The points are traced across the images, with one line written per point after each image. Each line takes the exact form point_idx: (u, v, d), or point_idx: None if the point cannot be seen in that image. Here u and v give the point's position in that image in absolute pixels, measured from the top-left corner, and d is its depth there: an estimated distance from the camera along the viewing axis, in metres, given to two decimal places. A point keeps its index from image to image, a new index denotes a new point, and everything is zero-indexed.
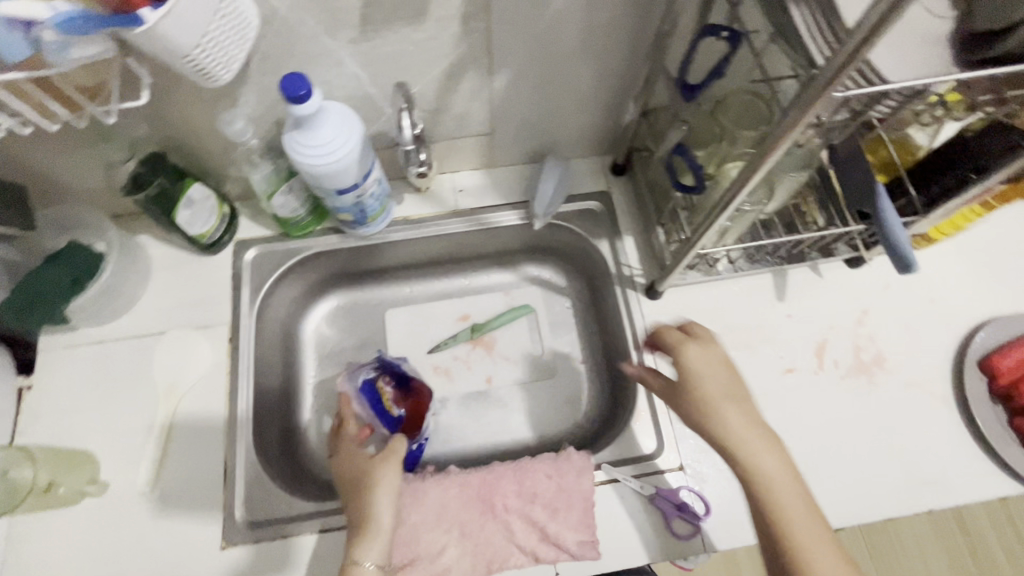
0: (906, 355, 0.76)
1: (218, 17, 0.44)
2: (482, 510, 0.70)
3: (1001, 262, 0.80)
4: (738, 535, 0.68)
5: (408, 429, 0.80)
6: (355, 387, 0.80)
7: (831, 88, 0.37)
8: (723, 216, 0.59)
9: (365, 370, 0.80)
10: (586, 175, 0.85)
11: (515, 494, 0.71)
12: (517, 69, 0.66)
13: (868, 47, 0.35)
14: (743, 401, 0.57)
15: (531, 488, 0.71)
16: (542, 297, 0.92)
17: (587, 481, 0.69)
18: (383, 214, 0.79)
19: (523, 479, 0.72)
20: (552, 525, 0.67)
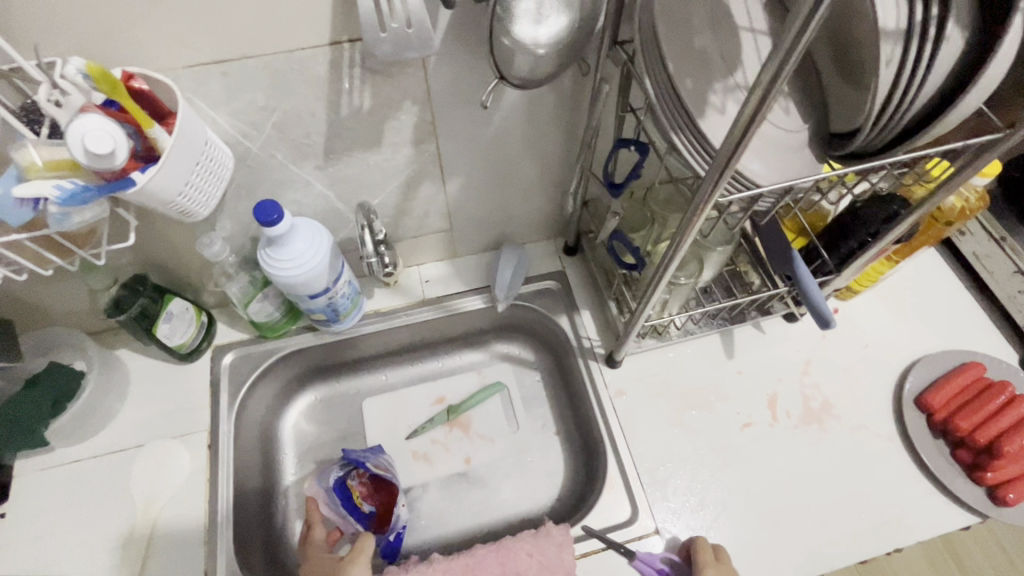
0: (850, 400, 0.81)
1: (197, 167, 0.50)
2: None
3: (921, 305, 0.89)
4: None
5: (380, 523, 0.83)
6: (326, 487, 0.83)
7: (713, 195, 0.44)
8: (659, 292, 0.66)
9: (335, 470, 0.83)
10: (542, 258, 0.93)
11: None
12: (467, 176, 0.75)
13: (735, 164, 0.42)
14: None
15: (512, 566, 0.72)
16: (513, 374, 0.97)
17: (568, 555, 0.70)
18: (354, 309, 0.84)
19: (505, 559, 0.73)
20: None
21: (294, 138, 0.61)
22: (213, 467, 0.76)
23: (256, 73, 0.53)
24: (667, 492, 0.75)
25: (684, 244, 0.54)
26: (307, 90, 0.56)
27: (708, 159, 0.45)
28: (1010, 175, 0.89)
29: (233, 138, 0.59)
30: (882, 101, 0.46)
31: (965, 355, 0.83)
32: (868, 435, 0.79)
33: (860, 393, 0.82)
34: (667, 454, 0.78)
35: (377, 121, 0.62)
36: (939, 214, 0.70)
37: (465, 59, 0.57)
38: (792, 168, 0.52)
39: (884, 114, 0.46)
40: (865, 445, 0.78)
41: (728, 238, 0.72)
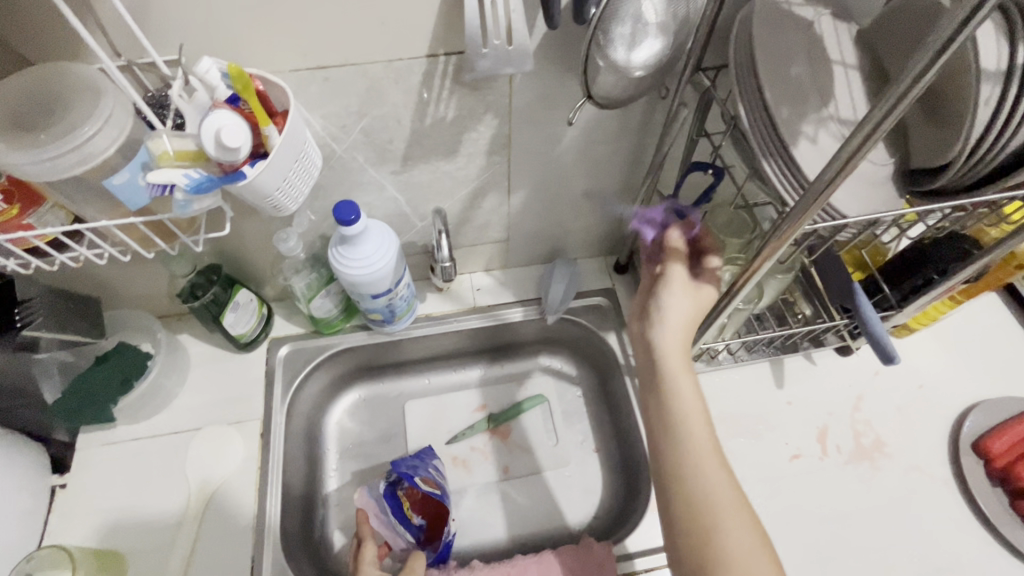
0: (903, 440, 0.80)
1: (295, 165, 0.53)
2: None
3: (980, 350, 0.87)
4: None
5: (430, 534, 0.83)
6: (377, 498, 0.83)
7: (801, 224, 0.45)
8: (722, 316, 0.67)
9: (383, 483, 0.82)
10: (593, 274, 0.94)
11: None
12: (532, 189, 0.77)
13: (828, 195, 0.42)
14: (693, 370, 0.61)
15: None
16: (555, 388, 0.97)
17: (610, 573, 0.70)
18: (409, 312, 0.86)
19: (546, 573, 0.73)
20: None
21: (378, 143, 0.63)
22: (265, 456, 0.78)
23: (355, 80, 0.55)
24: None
25: (760, 270, 0.54)
26: (397, 99, 0.58)
27: (799, 187, 0.45)
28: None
29: (322, 140, 0.62)
30: (978, 135, 0.46)
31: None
32: (923, 478, 0.77)
33: (914, 434, 0.80)
34: None
35: (457, 131, 0.64)
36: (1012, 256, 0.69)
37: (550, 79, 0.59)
38: (871, 204, 0.53)
39: (979, 151, 0.47)
40: (918, 489, 0.76)
41: (790, 266, 0.72)
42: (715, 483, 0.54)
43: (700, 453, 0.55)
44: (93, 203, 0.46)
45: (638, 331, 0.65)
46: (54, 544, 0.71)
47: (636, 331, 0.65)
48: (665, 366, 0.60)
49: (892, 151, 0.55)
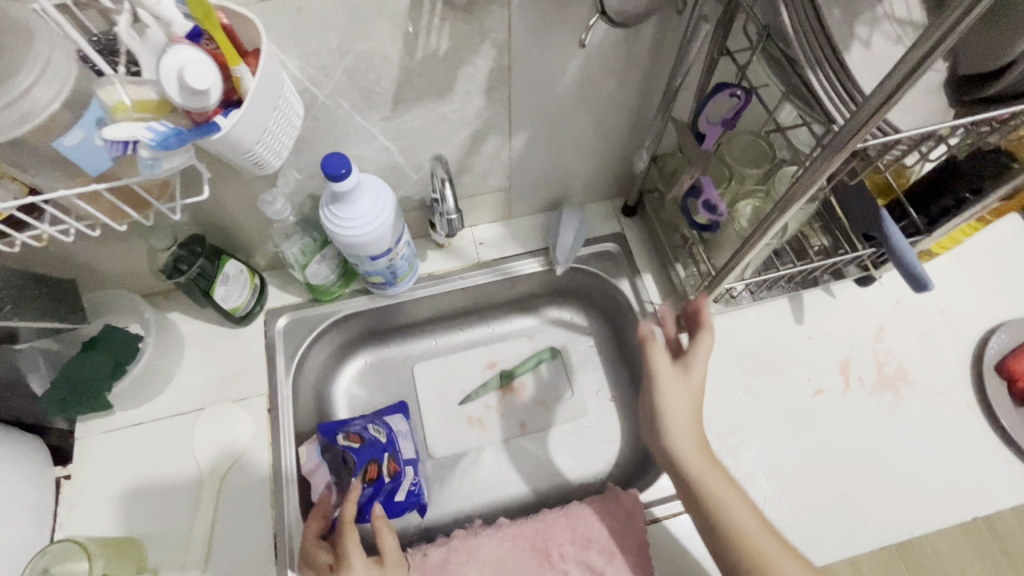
0: (925, 367, 0.79)
1: (275, 114, 0.46)
2: (536, 559, 0.70)
3: (1000, 270, 0.85)
4: None
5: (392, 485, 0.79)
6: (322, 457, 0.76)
7: (855, 141, 0.40)
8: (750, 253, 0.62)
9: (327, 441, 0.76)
10: (600, 219, 0.89)
11: (565, 539, 0.71)
12: (536, 129, 0.71)
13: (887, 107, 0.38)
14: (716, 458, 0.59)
15: (578, 529, 0.71)
16: (567, 338, 0.96)
17: (640, 522, 0.69)
18: (411, 272, 0.81)
19: (574, 525, 0.71)
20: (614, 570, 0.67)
21: (364, 84, 0.57)
22: (275, 431, 0.75)
23: (333, 9, 0.48)
24: (745, 464, 0.73)
25: (795, 201, 0.50)
26: (382, 31, 0.51)
27: (850, 100, 0.40)
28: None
29: (300, 85, 0.55)
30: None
31: None
32: (946, 402, 0.76)
33: (936, 360, 0.79)
34: (736, 421, 0.75)
35: (451, 66, 0.57)
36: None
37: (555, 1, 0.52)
38: (917, 118, 0.48)
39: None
40: (941, 413, 0.76)
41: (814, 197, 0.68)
42: (788, 569, 0.54)
43: (760, 550, 0.55)
44: (47, 171, 0.40)
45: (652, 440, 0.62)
46: (66, 536, 0.69)
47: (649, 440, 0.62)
48: (685, 460, 0.58)
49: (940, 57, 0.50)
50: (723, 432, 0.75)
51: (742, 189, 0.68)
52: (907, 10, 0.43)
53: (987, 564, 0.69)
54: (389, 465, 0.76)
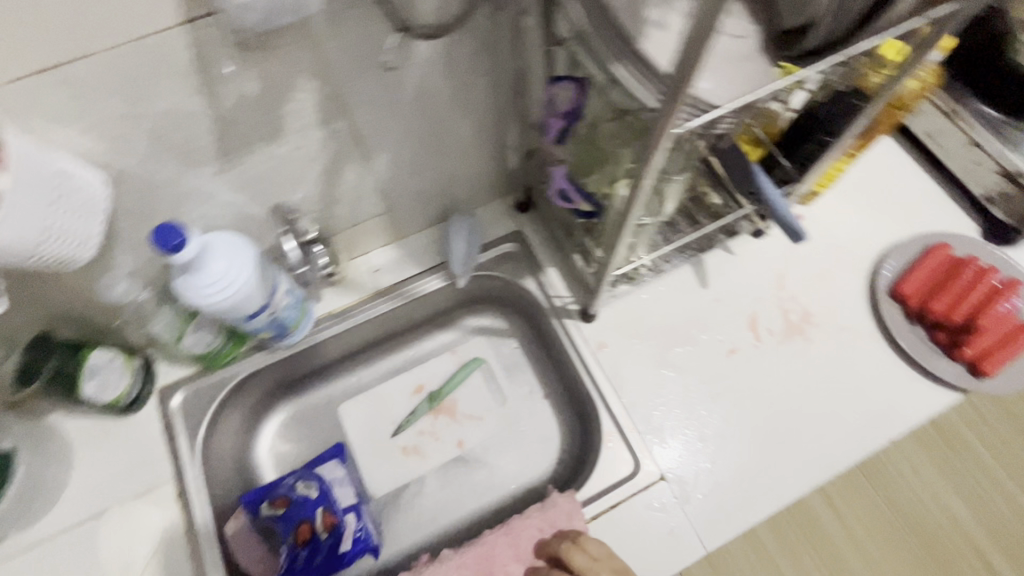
0: (827, 306, 0.81)
1: (55, 206, 0.43)
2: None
3: (881, 195, 0.88)
4: (693, 508, 0.70)
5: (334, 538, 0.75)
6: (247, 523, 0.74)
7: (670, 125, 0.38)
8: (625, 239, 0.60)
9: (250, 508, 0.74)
10: (495, 220, 0.86)
11: (510, 557, 0.70)
12: (395, 148, 0.67)
13: (689, 89, 0.36)
14: None
15: (520, 543, 0.71)
16: (489, 345, 0.94)
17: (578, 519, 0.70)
18: (304, 317, 0.77)
19: (517, 541, 0.71)
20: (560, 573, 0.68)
21: (178, 143, 0.51)
22: (190, 516, 0.70)
23: (105, 74, 0.43)
24: (672, 439, 0.73)
25: (644, 187, 0.50)
26: (174, 85, 0.46)
27: (660, 85, 0.39)
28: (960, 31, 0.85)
29: (101, 158, 0.49)
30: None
31: (930, 238, 0.83)
32: (850, 335, 0.79)
33: (835, 296, 0.81)
34: (659, 398, 0.76)
35: (272, 106, 0.53)
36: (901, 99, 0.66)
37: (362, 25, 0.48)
38: None
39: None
40: (848, 347, 0.78)
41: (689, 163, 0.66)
42: None
43: None
44: None
45: None
46: None
47: None
48: None
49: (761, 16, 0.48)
50: (648, 411, 0.75)
51: (618, 173, 0.59)
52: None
53: (935, 459, 0.83)
54: (324, 519, 0.73)
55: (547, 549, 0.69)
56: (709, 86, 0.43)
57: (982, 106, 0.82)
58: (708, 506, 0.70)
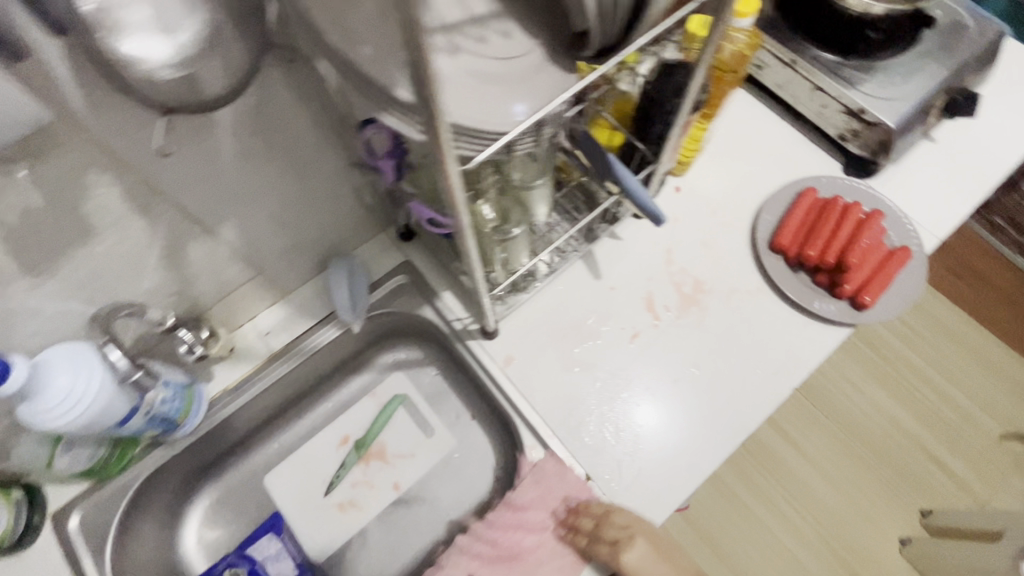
0: (715, 272, 0.83)
1: None
2: (506, 566, 0.70)
3: (748, 152, 0.90)
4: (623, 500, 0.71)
5: None
6: None
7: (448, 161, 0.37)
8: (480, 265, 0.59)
9: None
10: (381, 255, 0.84)
11: (522, 535, 0.71)
12: (239, 214, 0.63)
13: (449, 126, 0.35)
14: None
15: (525, 514, 0.72)
16: (408, 379, 0.92)
17: (572, 475, 0.71)
18: (194, 403, 0.72)
19: (525, 516, 0.72)
20: (574, 533, 0.69)
21: None
22: None
23: None
24: (636, 411, 0.75)
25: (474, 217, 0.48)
26: None
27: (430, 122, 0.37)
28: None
29: None
30: None
31: (797, 185, 0.86)
32: (742, 295, 0.81)
33: (721, 260, 0.83)
34: (573, 400, 0.76)
35: (66, 209, 0.49)
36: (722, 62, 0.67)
37: (137, 113, 0.45)
38: None
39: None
40: (741, 307, 0.80)
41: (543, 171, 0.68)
42: None
43: None
44: None
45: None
46: None
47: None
48: None
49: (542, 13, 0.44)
50: (562, 414, 0.75)
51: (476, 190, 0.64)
52: (462, 7, 0.41)
53: None
54: None
55: (570, 521, 0.69)
56: (502, 108, 0.41)
57: (821, 55, 0.85)
58: (636, 494, 0.71)
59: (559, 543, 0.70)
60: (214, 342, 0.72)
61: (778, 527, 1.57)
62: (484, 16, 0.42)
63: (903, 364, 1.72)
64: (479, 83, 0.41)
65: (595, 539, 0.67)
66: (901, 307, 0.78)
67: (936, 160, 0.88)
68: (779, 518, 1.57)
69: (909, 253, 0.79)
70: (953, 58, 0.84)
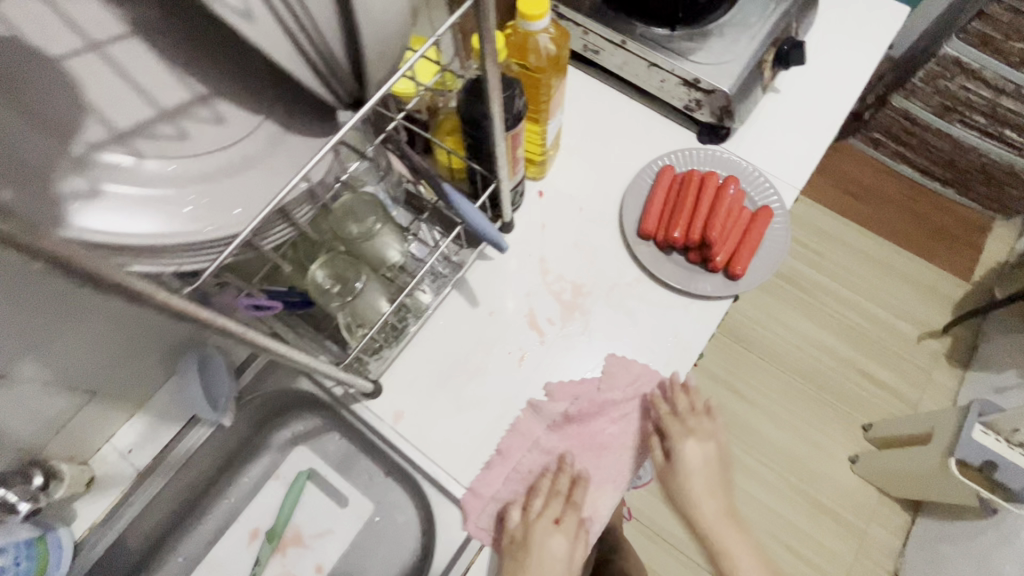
0: (592, 272, 0.80)
1: None
2: (595, 451, 0.74)
3: (602, 140, 0.88)
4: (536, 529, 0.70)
5: None
6: None
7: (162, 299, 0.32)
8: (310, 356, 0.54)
9: None
10: (240, 334, 0.76)
11: (605, 420, 0.75)
12: (31, 349, 0.56)
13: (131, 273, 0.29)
14: (710, 485, 0.80)
15: (614, 406, 0.75)
16: (313, 452, 0.86)
17: (541, 433, 0.74)
18: (52, 552, 0.64)
19: (609, 408, 0.75)
20: (644, 419, 0.76)
21: None
22: None
23: None
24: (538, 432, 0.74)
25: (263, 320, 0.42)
26: None
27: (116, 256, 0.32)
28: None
29: None
30: (297, 53, 0.34)
31: (656, 163, 0.85)
32: (621, 291, 0.79)
33: (596, 260, 0.81)
34: (471, 442, 0.73)
35: None
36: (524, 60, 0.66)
37: None
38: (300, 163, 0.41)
39: (312, 58, 0.35)
40: (623, 304, 0.79)
41: (375, 212, 0.67)
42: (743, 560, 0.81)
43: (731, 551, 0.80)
44: None
45: (705, 465, 0.79)
46: None
47: (707, 470, 0.80)
48: (706, 496, 0.79)
49: (274, 83, 0.40)
50: (460, 457, 0.72)
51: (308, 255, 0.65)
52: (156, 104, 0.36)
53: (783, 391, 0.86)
54: None
55: (655, 405, 0.75)
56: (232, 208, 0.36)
57: (648, 30, 0.83)
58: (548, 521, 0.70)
59: (640, 426, 0.76)
60: (58, 485, 0.65)
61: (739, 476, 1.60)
62: (183, 107, 0.38)
63: (823, 291, 1.78)
64: (169, 196, 0.37)
65: (678, 419, 0.76)
66: (771, 268, 0.78)
67: (784, 109, 0.89)
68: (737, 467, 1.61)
69: (770, 213, 0.80)
70: (770, 9, 0.84)
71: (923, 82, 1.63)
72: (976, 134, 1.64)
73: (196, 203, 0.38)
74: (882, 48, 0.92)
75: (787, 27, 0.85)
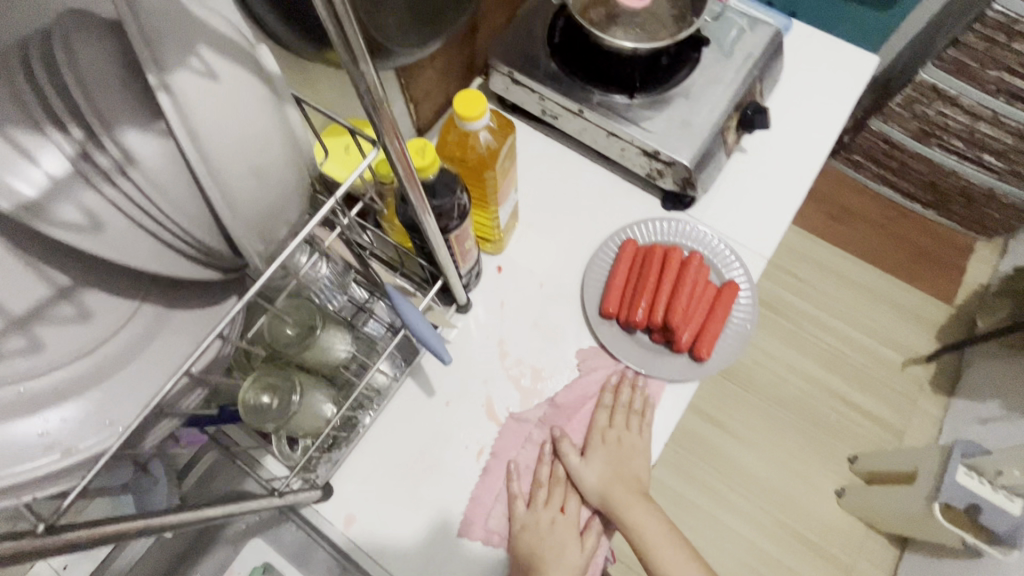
0: (553, 355, 0.77)
1: None
2: (562, 422, 0.77)
3: (563, 208, 0.85)
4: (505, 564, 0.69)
5: None
6: None
7: None
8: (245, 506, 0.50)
9: None
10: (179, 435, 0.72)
11: (580, 394, 0.77)
12: None
13: None
14: (625, 476, 0.76)
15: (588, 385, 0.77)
16: (268, 543, 0.82)
17: (526, 421, 0.75)
18: None
19: (584, 388, 0.77)
20: (614, 397, 0.75)
21: None
22: None
23: None
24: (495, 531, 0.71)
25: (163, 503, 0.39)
26: None
27: None
28: (565, 29, 0.84)
29: None
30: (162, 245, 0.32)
31: (619, 235, 0.82)
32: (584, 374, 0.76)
33: (557, 341, 0.78)
34: (429, 546, 0.69)
35: None
36: (465, 157, 0.62)
37: None
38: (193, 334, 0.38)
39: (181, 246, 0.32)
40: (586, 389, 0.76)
41: (310, 322, 0.63)
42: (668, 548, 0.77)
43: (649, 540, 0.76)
44: None
45: (610, 453, 0.76)
46: None
47: (614, 462, 0.75)
48: (613, 485, 0.75)
49: None
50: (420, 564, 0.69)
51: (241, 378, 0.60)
52: None
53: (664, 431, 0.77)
54: None
55: (622, 383, 0.76)
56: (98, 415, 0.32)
57: (607, 97, 0.79)
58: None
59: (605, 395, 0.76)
60: None
61: (728, 516, 1.58)
62: (36, 310, 0.31)
63: (805, 319, 1.76)
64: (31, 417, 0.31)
65: (623, 401, 0.75)
66: (736, 349, 0.76)
67: (751, 171, 0.86)
68: (726, 506, 1.59)
69: (736, 288, 0.78)
70: (732, 73, 0.81)
71: (901, 107, 1.58)
72: (956, 158, 1.61)
73: (54, 422, 0.31)
74: (851, 103, 0.89)
75: (751, 90, 0.82)
